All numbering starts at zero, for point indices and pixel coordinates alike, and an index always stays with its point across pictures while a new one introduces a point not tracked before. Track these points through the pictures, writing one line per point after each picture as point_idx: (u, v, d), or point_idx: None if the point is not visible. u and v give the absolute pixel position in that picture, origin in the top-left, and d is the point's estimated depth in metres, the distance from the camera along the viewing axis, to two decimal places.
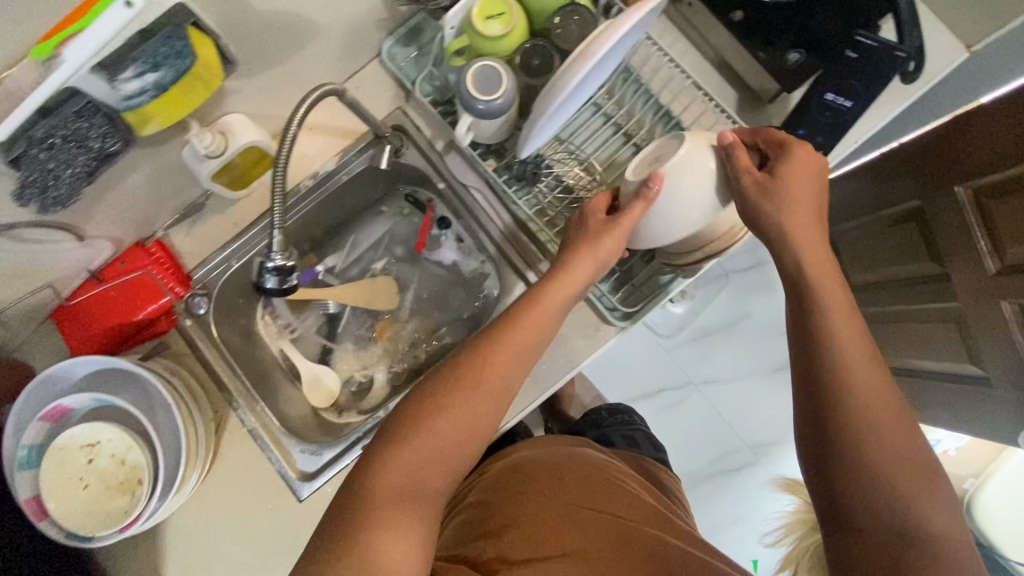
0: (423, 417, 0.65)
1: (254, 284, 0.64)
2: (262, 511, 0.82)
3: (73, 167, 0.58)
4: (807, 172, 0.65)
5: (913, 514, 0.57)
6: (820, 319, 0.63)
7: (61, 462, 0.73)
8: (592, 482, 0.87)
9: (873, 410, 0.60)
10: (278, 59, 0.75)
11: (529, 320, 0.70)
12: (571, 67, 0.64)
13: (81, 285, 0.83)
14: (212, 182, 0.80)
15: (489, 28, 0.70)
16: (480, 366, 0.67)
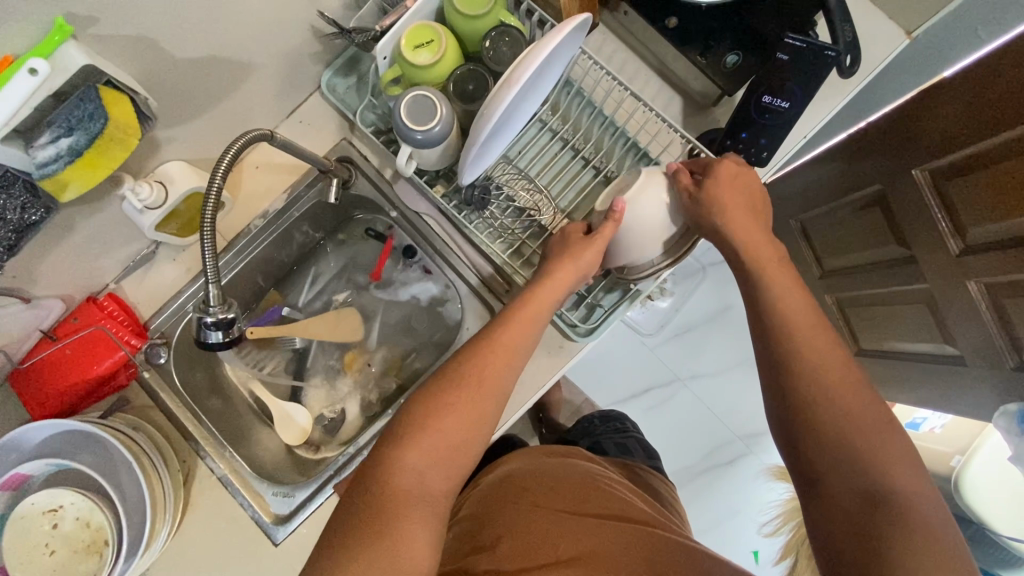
0: (426, 417, 0.63)
1: (195, 339, 0.64)
2: (237, 560, 0.81)
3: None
4: (738, 176, 0.69)
5: (885, 481, 0.56)
6: (770, 301, 0.65)
7: (25, 530, 0.72)
8: (582, 491, 0.87)
9: (831, 374, 0.61)
10: (213, 103, 0.74)
11: (516, 323, 0.70)
12: (497, 94, 0.63)
13: (36, 345, 0.80)
14: (158, 232, 0.79)
15: (417, 57, 0.69)
16: (469, 367, 0.67)
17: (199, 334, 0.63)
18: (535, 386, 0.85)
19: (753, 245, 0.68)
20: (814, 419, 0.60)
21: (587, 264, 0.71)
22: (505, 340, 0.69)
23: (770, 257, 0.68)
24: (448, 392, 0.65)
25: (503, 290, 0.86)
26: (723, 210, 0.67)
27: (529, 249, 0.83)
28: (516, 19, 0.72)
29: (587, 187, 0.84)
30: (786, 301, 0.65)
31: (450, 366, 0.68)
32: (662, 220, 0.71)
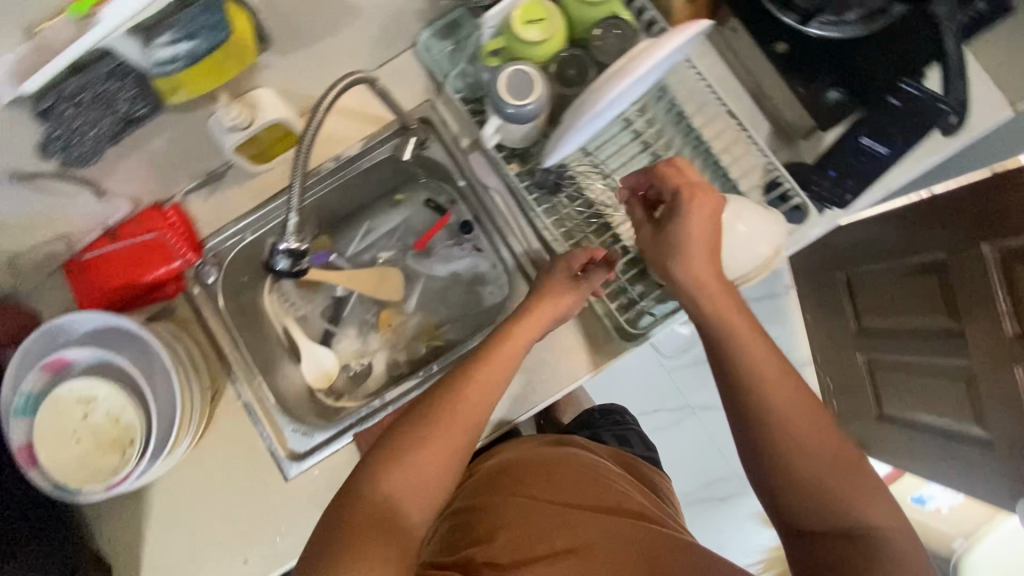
0: (401, 453, 0.62)
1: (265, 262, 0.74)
2: (249, 483, 0.83)
3: (93, 126, 0.60)
4: (705, 214, 0.63)
5: (854, 514, 0.59)
6: (728, 356, 0.64)
7: (58, 414, 0.73)
8: (567, 479, 0.87)
9: (795, 413, 0.61)
10: (314, 39, 0.74)
11: (496, 360, 0.70)
12: (605, 81, 0.63)
13: (96, 240, 0.84)
14: (235, 154, 0.79)
15: (526, 32, 0.69)
16: (441, 412, 0.65)
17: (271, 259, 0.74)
18: (567, 380, 0.84)
19: (714, 292, 0.64)
20: (790, 474, 0.60)
21: (567, 305, 0.74)
22: (484, 378, 0.68)
23: (725, 298, 0.64)
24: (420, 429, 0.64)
25: None
26: (703, 267, 0.64)
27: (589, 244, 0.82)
28: (629, 15, 0.72)
29: None
30: (751, 357, 0.63)
31: (419, 409, 0.66)
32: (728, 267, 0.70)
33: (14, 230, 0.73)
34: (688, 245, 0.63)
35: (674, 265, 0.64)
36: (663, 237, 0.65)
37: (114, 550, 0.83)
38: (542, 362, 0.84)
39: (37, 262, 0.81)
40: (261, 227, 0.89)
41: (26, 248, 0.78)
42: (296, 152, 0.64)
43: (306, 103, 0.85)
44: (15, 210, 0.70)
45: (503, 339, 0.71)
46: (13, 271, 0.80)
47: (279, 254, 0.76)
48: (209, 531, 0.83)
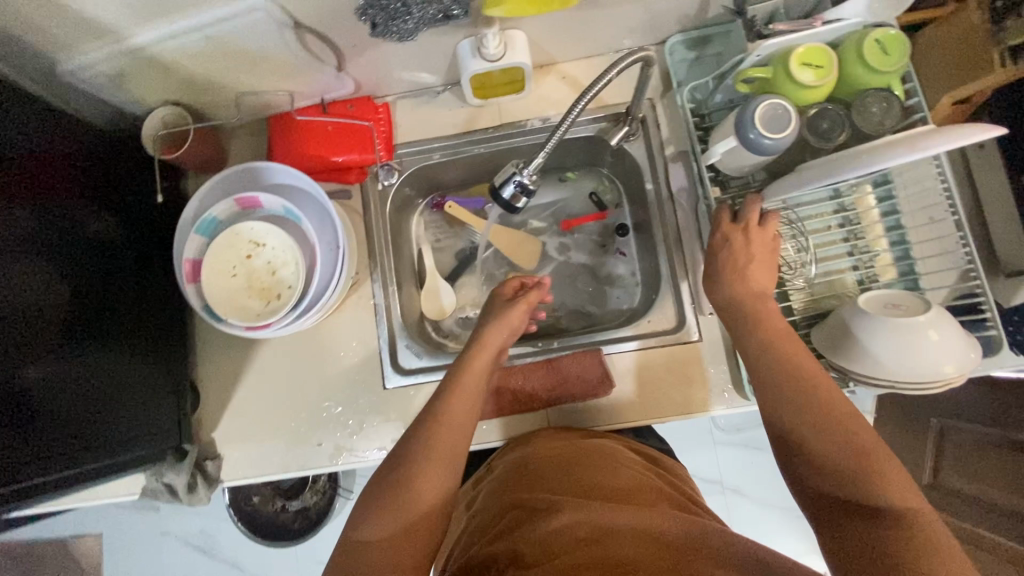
0: (399, 481, 0.62)
1: (491, 188, 0.73)
2: (347, 378, 0.86)
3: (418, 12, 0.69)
4: (757, 249, 0.71)
5: (872, 492, 0.54)
6: (768, 368, 0.64)
7: (228, 245, 0.78)
8: (573, 456, 0.74)
9: (811, 408, 0.59)
10: (590, 3, 0.76)
11: (467, 379, 0.73)
12: (885, 146, 0.62)
13: (309, 107, 0.88)
14: (467, 80, 0.83)
15: (801, 72, 0.69)
16: (433, 441, 0.66)
17: (499, 184, 0.72)
18: (682, 410, 0.82)
19: (780, 333, 0.66)
20: (818, 453, 0.57)
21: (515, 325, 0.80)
22: (455, 405, 0.70)
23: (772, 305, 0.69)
24: (412, 457, 0.64)
25: (707, 307, 0.84)
26: (767, 352, 0.65)
27: None
28: (900, 91, 0.72)
29: (841, 273, 0.81)
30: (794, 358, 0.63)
31: (412, 433, 0.67)
32: (878, 359, 0.68)
33: (259, 70, 0.78)
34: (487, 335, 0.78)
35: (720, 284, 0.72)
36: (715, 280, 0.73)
37: (209, 386, 0.87)
38: (663, 382, 0.83)
39: (254, 105, 0.87)
40: (450, 153, 0.93)
41: (255, 91, 0.83)
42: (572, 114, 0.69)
43: (540, 58, 0.88)
44: (273, 53, 0.75)
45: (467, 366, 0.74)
46: (232, 106, 0.86)
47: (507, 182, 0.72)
48: (295, 404, 0.86)
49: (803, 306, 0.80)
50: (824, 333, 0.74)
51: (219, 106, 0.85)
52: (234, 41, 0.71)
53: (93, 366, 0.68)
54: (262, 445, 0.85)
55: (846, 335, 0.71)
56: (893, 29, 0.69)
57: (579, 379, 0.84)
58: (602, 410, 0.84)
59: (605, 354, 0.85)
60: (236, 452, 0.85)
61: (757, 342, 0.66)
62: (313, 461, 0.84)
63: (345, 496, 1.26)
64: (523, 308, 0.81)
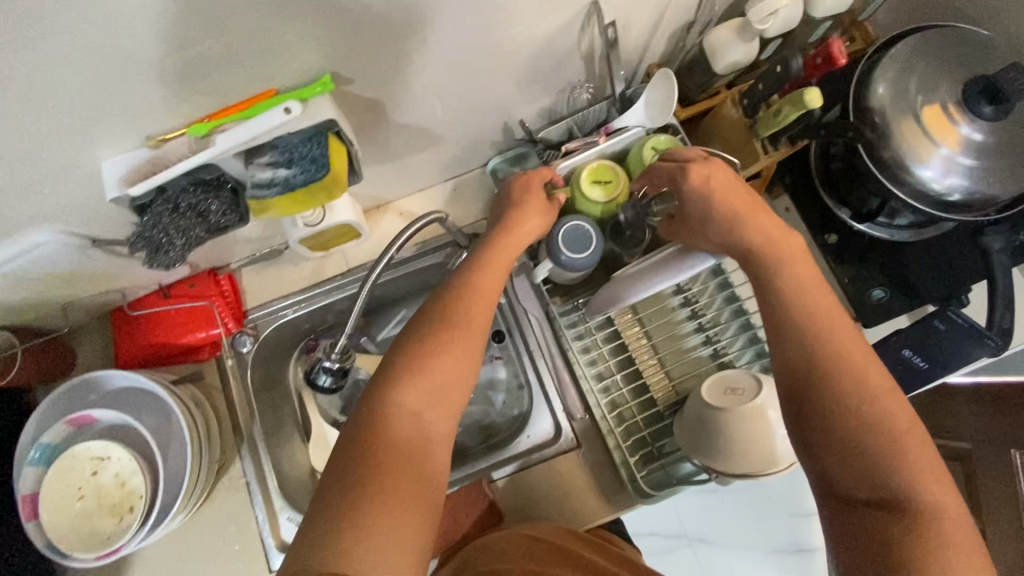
0: (420, 359, 0.55)
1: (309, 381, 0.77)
2: (231, 567, 0.81)
3: (183, 237, 0.61)
4: (732, 184, 0.61)
5: (893, 475, 0.49)
6: (786, 307, 0.57)
7: (69, 469, 0.74)
8: (495, 543, 0.74)
9: (836, 336, 0.55)
10: (393, 156, 0.79)
11: (504, 245, 0.65)
12: (659, 267, 0.72)
13: (147, 295, 0.87)
14: (297, 243, 0.83)
15: (594, 190, 0.76)
16: (453, 321, 0.58)
17: (312, 375, 0.77)
18: (574, 524, 0.81)
19: (791, 262, 0.59)
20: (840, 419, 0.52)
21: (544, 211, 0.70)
22: (484, 282, 0.62)
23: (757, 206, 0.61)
24: (434, 345, 0.56)
25: (575, 410, 0.85)
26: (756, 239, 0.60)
27: (618, 390, 0.82)
28: None
29: (694, 353, 0.83)
30: (808, 310, 0.56)
31: (438, 311, 0.58)
32: (728, 450, 0.69)
33: (78, 283, 0.77)
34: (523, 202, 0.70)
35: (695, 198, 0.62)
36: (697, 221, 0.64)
37: None
38: (550, 497, 0.82)
39: (89, 307, 0.85)
40: (305, 305, 0.92)
41: (83, 297, 0.82)
42: (364, 286, 0.71)
43: (372, 201, 0.90)
44: (85, 267, 0.74)
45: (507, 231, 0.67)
46: (65, 314, 0.84)
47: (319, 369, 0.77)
48: None
49: (665, 394, 0.82)
50: (683, 429, 0.74)
51: (50, 318, 0.83)
52: (36, 269, 0.70)
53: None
54: None
55: (700, 431, 0.71)
56: (665, 135, 0.76)
57: (466, 516, 0.82)
58: None
59: (486, 483, 0.83)
60: None
61: (769, 254, 0.59)
62: None
63: None
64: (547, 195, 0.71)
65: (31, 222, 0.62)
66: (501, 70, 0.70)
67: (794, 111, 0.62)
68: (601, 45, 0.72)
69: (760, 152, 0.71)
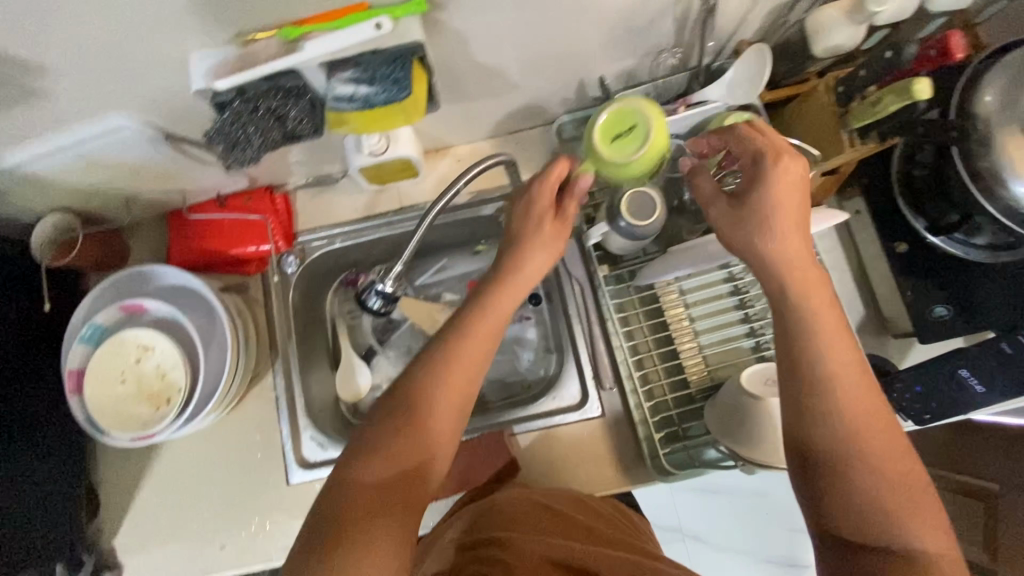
0: (409, 415, 0.58)
1: (359, 299, 0.77)
2: (251, 474, 0.84)
3: (261, 136, 0.62)
4: (795, 202, 0.58)
5: (901, 528, 0.50)
6: (807, 350, 0.56)
7: (116, 352, 0.77)
8: (499, 505, 0.74)
9: (856, 390, 0.55)
10: (466, 97, 0.78)
11: (501, 302, 0.65)
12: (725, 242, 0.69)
13: (205, 202, 0.89)
14: (357, 172, 0.83)
15: (617, 149, 0.67)
16: (444, 379, 0.60)
17: (364, 296, 0.76)
18: (588, 488, 0.81)
19: (816, 302, 0.57)
20: (837, 468, 0.53)
21: (557, 237, 0.67)
22: (477, 338, 0.62)
23: (801, 254, 0.58)
24: (421, 395, 0.59)
25: (606, 380, 0.85)
26: (795, 291, 0.57)
27: (652, 366, 0.81)
28: None
29: (735, 342, 0.82)
30: (834, 358, 0.55)
31: (430, 365, 0.60)
32: (760, 439, 0.68)
33: (142, 176, 0.79)
34: (531, 239, 0.67)
35: (759, 206, 0.58)
36: (746, 220, 0.59)
37: (109, 491, 0.85)
38: (568, 461, 0.83)
39: (148, 205, 0.87)
40: (353, 237, 0.93)
41: (145, 193, 0.84)
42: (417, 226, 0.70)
43: (433, 142, 0.90)
44: (152, 161, 0.75)
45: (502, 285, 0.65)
46: (125, 207, 0.86)
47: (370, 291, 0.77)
48: (198, 504, 0.84)
49: (700, 378, 0.81)
50: (716, 414, 0.74)
51: (112, 208, 0.86)
52: (107, 155, 0.71)
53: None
54: (166, 547, 0.83)
55: (733, 418, 0.71)
56: (747, 112, 0.73)
57: (483, 464, 0.83)
58: None
59: (508, 435, 0.84)
60: (138, 558, 0.83)
61: (804, 305, 0.57)
62: (217, 565, 0.82)
63: None
64: (557, 225, 0.67)
65: (110, 106, 0.63)
66: (593, 21, 0.68)
67: (897, 103, 0.59)
68: (699, 9, 0.69)
69: (846, 143, 0.68)
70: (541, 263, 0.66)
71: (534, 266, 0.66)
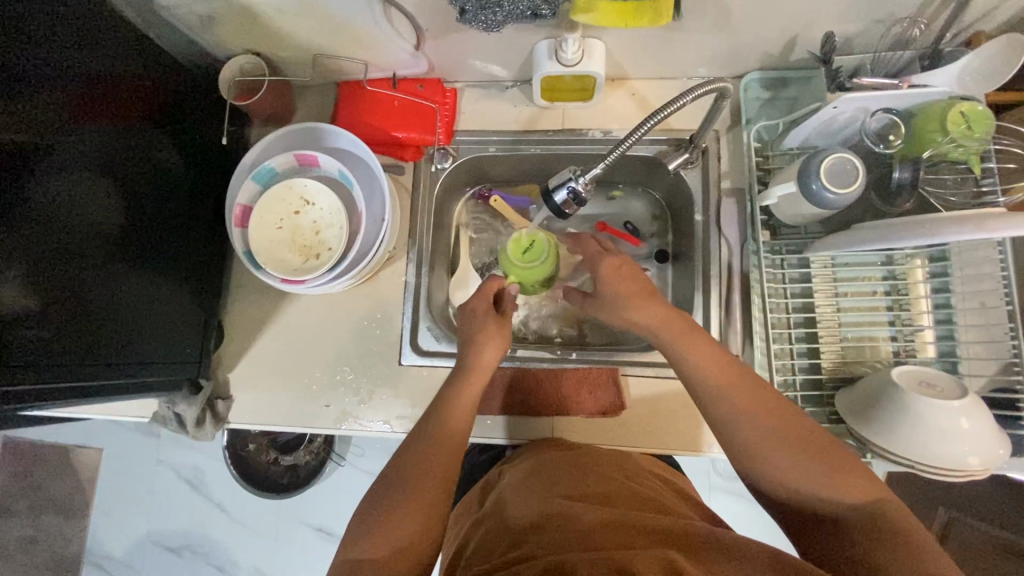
0: (417, 446, 0.67)
1: (545, 191, 0.77)
2: (366, 346, 0.87)
3: (509, 8, 0.63)
4: (628, 277, 0.72)
5: (833, 497, 0.55)
6: (694, 382, 0.64)
7: (279, 199, 0.80)
8: (542, 470, 0.74)
9: (733, 391, 0.61)
10: (674, 27, 0.76)
11: (479, 374, 0.74)
12: (946, 222, 0.61)
13: (381, 79, 0.90)
14: (539, 81, 0.83)
15: (525, 258, 0.90)
16: (446, 408, 0.70)
17: (552, 188, 0.76)
18: (688, 446, 0.82)
19: (678, 331, 0.66)
20: (758, 471, 0.59)
21: (506, 336, 0.78)
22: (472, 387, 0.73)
23: (677, 320, 0.67)
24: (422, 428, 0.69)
25: (732, 344, 0.84)
26: (676, 351, 0.65)
27: (786, 344, 0.79)
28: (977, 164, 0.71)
29: (878, 340, 0.79)
30: (711, 378, 0.62)
31: (434, 412, 0.71)
32: (902, 437, 0.65)
33: (340, 35, 0.80)
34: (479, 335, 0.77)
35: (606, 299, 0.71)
36: (606, 305, 0.72)
37: (233, 328, 0.90)
38: (674, 413, 0.83)
39: (329, 69, 0.89)
40: (506, 148, 0.93)
41: (332, 56, 0.86)
42: (612, 146, 0.70)
43: (611, 71, 0.88)
44: (359, 22, 0.76)
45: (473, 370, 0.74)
46: (308, 65, 0.88)
47: (560, 186, 0.76)
48: (313, 360, 0.88)
49: (832, 367, 0.78)
50: (849, 398, 0.72)
51: (294, 63, 0.88)
52: (324, 3, 0.72)
53: (137, 290, 0.73)
54: (274, 392, 0.88)
55: (871, 407, 0.68)
56: (981, 105, 0.67)
57: (590, 394, 0.85)
58: (606, 429, 0.84)
59: (620, 373, 0.85)
60: (246, 395, 0.88)
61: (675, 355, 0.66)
62: (319, 420, 0.86)
63: (336, 461, 1.43)
64: (495, 318, 0.79)
65: None
66: None
67: None
68: None
69: None
70: (503, 329, 0.78)
71: (495, 348, 0.76)
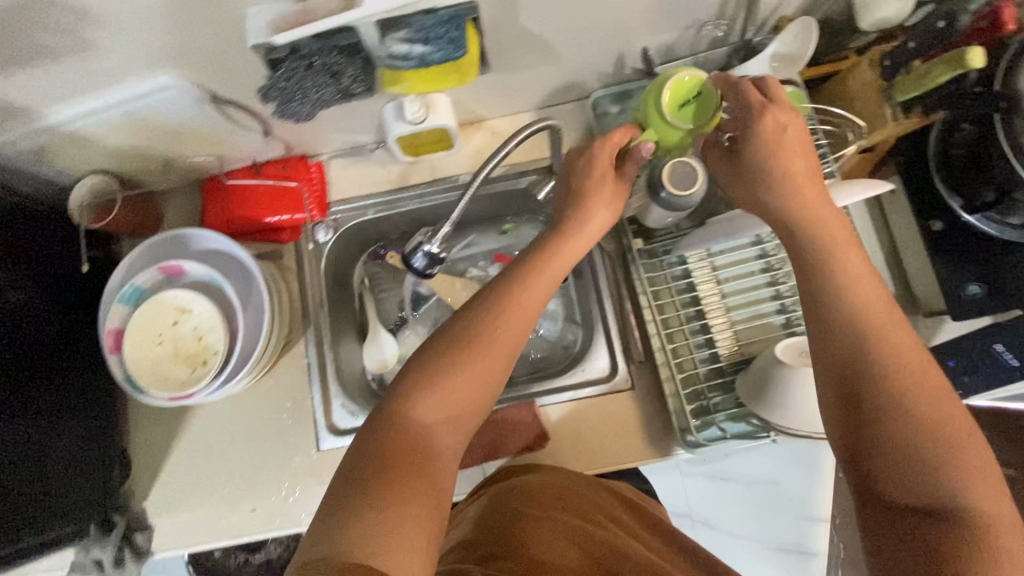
0: (453, 363, 0.59)
1: (403, 259, 0.79)
2: (281, 439, 0.85)
3: (316, 96, 0.64)
4: (796, 147, 0.60)
5: (948, 490, 0.49)
6: (838, 312, 0.56)
7: (154, 314, 0.78)
8: (530, 491, 0.75)
9: (885, 337, 0.55)
10: (506, 68, 0.79)
11: (561, 259, 0.67)
12: None
13: (242, 169, 0.89)
14: (394, 141, 0.84)
15: (673, 112, 0.68)
16: (488, 327, 0.61)
17: (409, 255, 0.79)
18: (617, 462, 0.82)
19: (837, 239, 0.59)
20: (880, 425, 0.52)
21: (619, 200, 0.70)
22: (549, 270, 0.66)
23: (817, 200, 0.60)
24: (465, 349, 0.60)
25: (636, 349, 0.85)
26: (829, 260, 0.58)
27: (682, 340, 0.82)
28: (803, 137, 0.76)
29: (766, 316, 0.82)
30: (862, 301, 0.56)
31: (485, 314, 0.62)
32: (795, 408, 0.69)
33: (184, 138, 0.79)
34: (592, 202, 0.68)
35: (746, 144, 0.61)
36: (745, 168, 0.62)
37: (140, 454, 0.86)
38: (598, 432, 0.83)
39: (186, 170, 0.88)
40: (384, 209, 0.94)
41: (184, 157, 0.84)
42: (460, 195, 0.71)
43: (467, 115, 0.90)
44: (197, 123, 0.76)
45: (563, 240, 0.68)
46: (163, 171, 0.87)
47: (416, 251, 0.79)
48: (230, 467, 0.84)
49: (730, 352, 0.81)
50: (746, 381, 0.74)
51: (147, 172, 0.86)
52: (154, 115, 0.72)
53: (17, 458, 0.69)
54: (195, 511, 0.83)
55: (762, 385, 0.71)
56: (791, 87, 0.73)
57: (514, 433, 0.84)
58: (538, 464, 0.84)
59: (538, 406, 0.85)
60: (166, 521, 0.83)
61: (820, 252, 0.59)
62: (247, 527, 0.82)
63: None
64: (614, 184, 0.69)
65: (162, 61, 0.63)
66: None
67: (948, 73, 0.62)
68: None
69: (890, 117, 0.71)
70: (618, 195, 0.69)
71: (597, 224, 0.69)
